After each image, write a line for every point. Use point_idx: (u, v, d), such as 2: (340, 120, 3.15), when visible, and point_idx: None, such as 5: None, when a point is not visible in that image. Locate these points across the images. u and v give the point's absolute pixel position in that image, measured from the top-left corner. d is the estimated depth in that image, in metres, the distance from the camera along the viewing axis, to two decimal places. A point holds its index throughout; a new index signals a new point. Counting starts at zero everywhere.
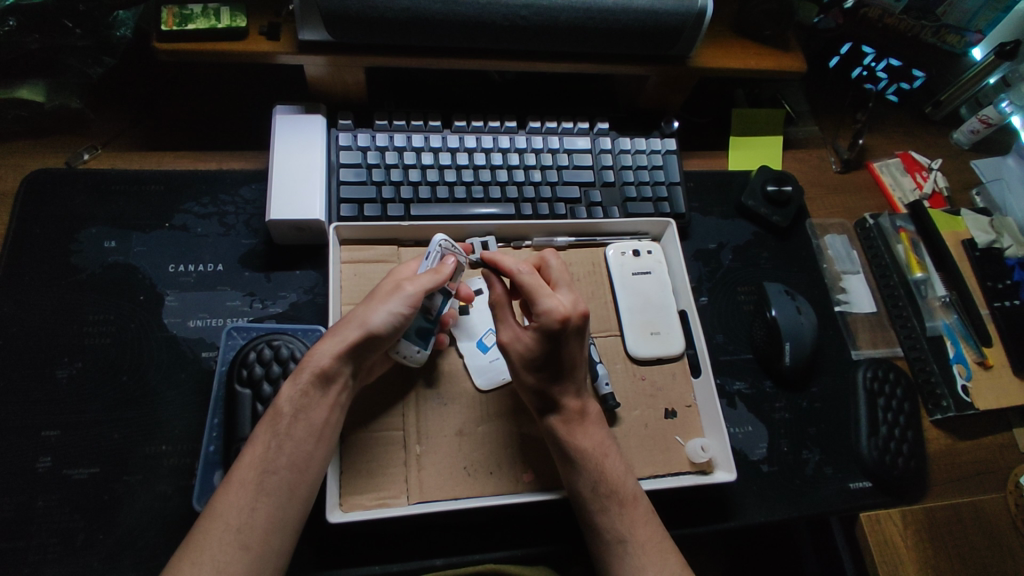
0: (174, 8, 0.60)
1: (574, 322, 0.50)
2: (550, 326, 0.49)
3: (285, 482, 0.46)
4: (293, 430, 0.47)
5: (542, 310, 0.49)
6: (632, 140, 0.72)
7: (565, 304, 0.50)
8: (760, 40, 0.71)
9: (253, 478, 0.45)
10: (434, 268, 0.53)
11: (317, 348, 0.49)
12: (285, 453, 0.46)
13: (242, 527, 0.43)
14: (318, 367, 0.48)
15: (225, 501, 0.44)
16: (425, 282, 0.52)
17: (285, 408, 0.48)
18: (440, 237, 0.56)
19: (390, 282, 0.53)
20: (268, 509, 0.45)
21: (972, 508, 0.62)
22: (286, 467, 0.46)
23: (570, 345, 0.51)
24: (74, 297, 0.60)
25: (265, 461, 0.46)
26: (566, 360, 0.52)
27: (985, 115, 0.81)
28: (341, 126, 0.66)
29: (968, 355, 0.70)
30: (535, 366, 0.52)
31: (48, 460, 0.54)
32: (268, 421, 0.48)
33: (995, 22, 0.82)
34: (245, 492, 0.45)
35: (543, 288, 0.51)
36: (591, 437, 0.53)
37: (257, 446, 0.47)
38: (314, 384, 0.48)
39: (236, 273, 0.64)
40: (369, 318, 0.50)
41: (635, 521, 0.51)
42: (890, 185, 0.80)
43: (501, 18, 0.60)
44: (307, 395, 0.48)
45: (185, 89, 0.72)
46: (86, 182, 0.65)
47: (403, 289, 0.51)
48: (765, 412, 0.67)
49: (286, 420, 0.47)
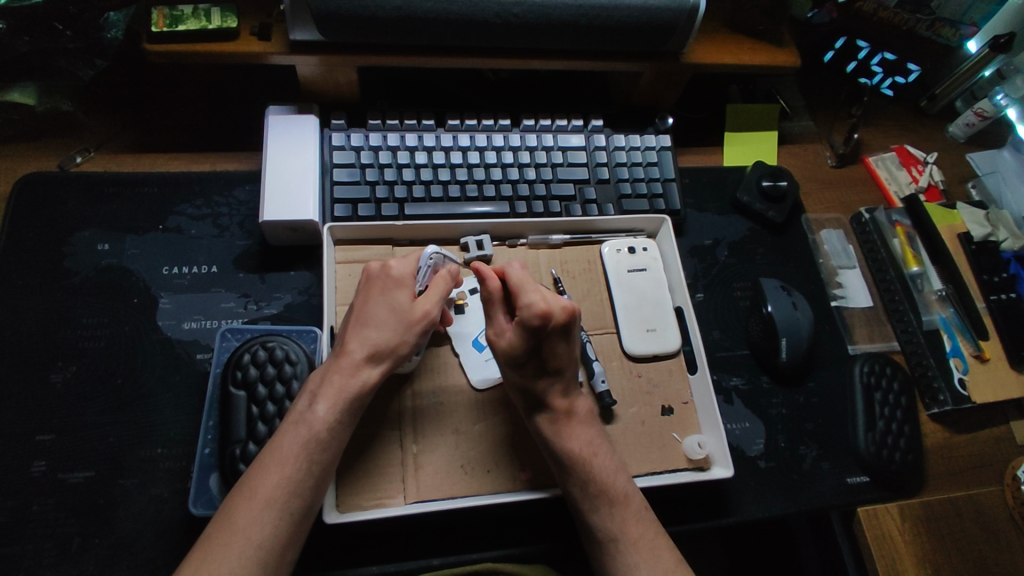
0: (165, 9, 0.59)
1: (560, 318, 0.51)
2: (531, 322, 0.50)
3: (308, 502, 0.46)
4: (325, 455, 0.47)
5: (523, 304, 0.50)
6: (626, 137, 0.71)
7: (547, 301, 0.51)
8: (754, 34, 0.71)
9: (280, 498, 0.45)
10: (449, 282, 0.53)
11: (356, 376, 0.49)
12: (315, 476, 0.46)
13: (265, 543, 0.43)
14: (359, 396, 0.49)
15: (247, 516, 0.44)
16: (444, 304, 0.53)
17: (323, 434, 0.47)
18: (431, 251, 0.55)
19: (406, 298, 0.52)
20: (289, 525, 0.45)
21: (969, 501, 0.62)
22: (311, 489, 0.46)
23: (553, 343, 0.52)
24: (68, 301, 0.60)
25: (293, 481, 0.45)
26: (548, 357, 0.52)
27: (980, 108, 0.80)
28: (333, 126, 0.65)
29: (965, 348, 0.70)
30: (520, 362, 0.52)
31: (44, 465, 0.54)
32: (303, 442, 0.47)
33: (990, 15, 0.82)
34: (270, 510, 0.44)
35: (527, 284, 0.52)
36: (579, 437, 0.53)
37: (287, 466, 0.46)
38: (351, 412, 0.49)
39: (230, 275, 0.64)
40: (401, 347, 0.51)
41: (626, 521, 0.51)
42: (885, 179, 0.80)
43: (493, 17, 0.60)
44: (342, 422, 0.49)
45: (178, 91, 0.71)
46: (80, 185, 0.64)
47: (428, 312, 0.52)
48: (762, 408, 0.66)
49: (321, 445, 0.47)
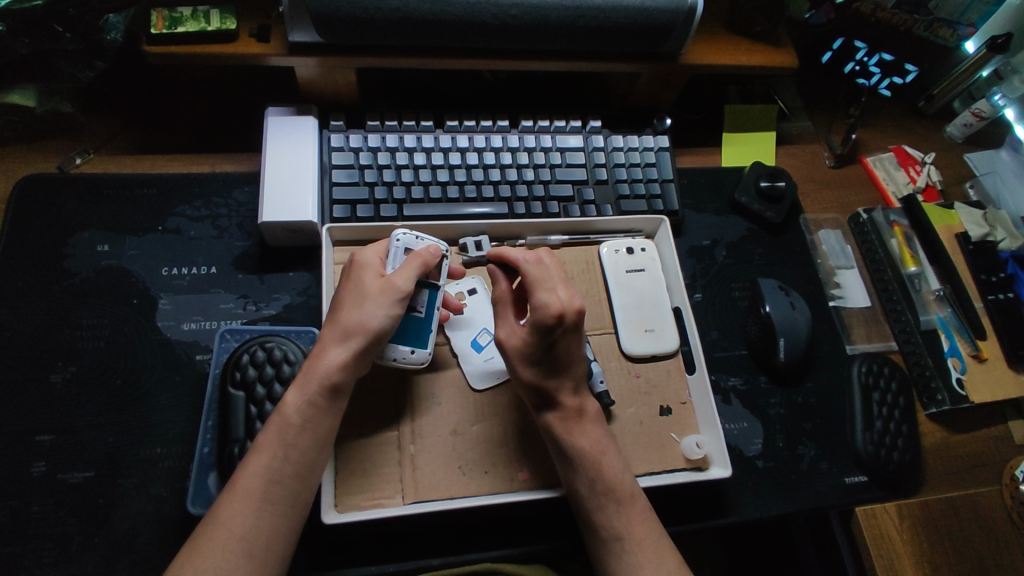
0: (164, 11, 0.59)
1: (570, 318, 0.51)
2: (544, 321, 0.50)
3: (290, 491, 0.46)
4: (301, 439, 0.47)
5: (537, 303, 0.50)
6: (624, 138, 0.72)
7: (559, 299, 0.51)
8: (752, 35, 0.71)
9: (258, 488, 0.45)
10: (417, 257, 0.53)
11: (324, 358, 0.49)
12: (291, 462, 0.46)
13: (247, 535, 0.43)
14: (327, 376, 0.48)
15: (229, 509, 0.44)
16: (412, 274, 0.52)
17: (292, 418, 0.47)
18: (399, 232, 0.55)
19: (373, 278, 0.52)
20: (272, 516, 0.45)
21: (967, 500, 0.62)
22: (290, 476, 0.46)
23: (566, 340, 0.52)
24: (68, 302, 0.60)
25: (270, 470, 0.46)
26: (561, 355, 0.52)
27: (977, 109, 0.80)
28: (331, 127, 0.66)
29: (963, 348, 0.70)
30: (531, 360, 0.53)
31: (43, 465, 0.54)
32: (275, 430, 0.47)
33: (987, 15, 0.82)
34: (249, 501, 0.45)
35: (544, 283, 0.52)
36: (587, 436, 0.53)
37: (263, 456, 0.46)
38: (322, 394, 0.48)
39: (230, 276, 0.64)
40: (368, 323, 0.50)
41: (631, 520, 0.51)
42: (883, 180, 0.80)
43: (491, 18, 0.60)
44: (314, 405, 0.48)
45: (178, 93, 0.72)
46: (79, 187, 0.65)
47: (393, 286, 0.51)
48: (760, 408, 0.67)
49: (293, 430, 0.47)
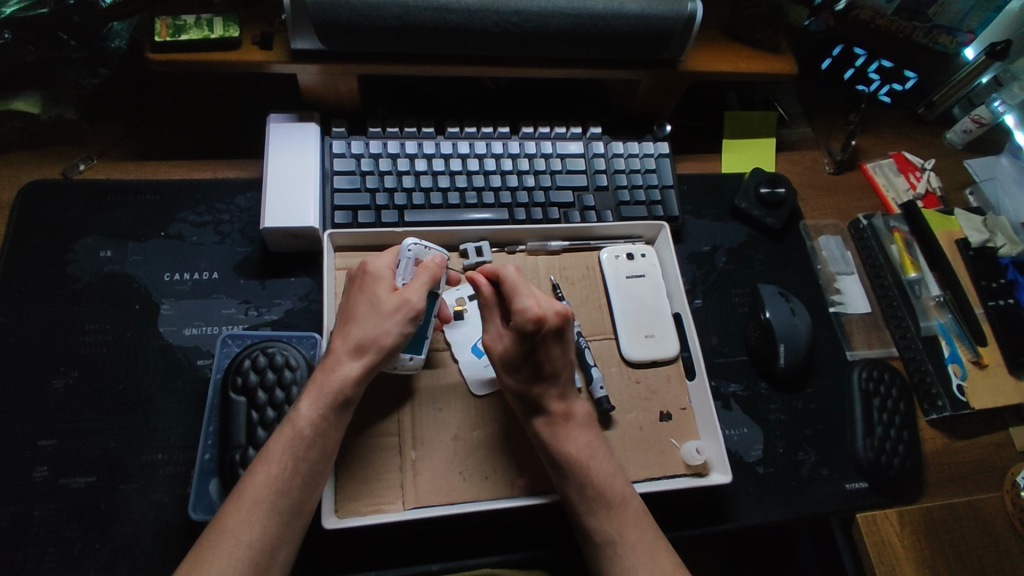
0: (168, 19, 0.60)
1: (551, 323, 0.51)
2: (524, 326, 0.50)
3: (297, 500, 0.46)
4: (311, 452, 0.47)
5: (517, 308, 0.51)
6: (624, 145, 0.72)
7: (541, 306, 0.51)
8: (751, 43, 0.72)
9: (267, 498, 0.45)
10: (431, 271, 0.53)
11: (337, 371, 0.49)
12: (301, 473, 0.46)
13: (253, 543, 0.43)
14: (340, 392, 0.49)
15: (236, 517, 0.44)
16: (424, 289, 0.52)
17: (305, 431, 0.47)
18: (409, 243, 0.55)
19: (386, 292, 0.52)
20: (279, 523, 0.45)
21: (968, 507, 0.62)
22: (298, 486, 0.46)
23: (548, 346, 0.52)
24: (71, 307, 0.61)
25: (279, 480, 0.46)
26: (545, 360, 0.53)
27: (977, 115, 0.81)
28: (334, 133, 0.66)
29: (963, 354, 0.70)
30: (515, 367, 0.53)
31: (45, 470, 0.55)
32: (286, 442, 0.47)
33: (986, 22, 0.83)
34: (257, 509, 0.45)
35: (522, 288, 0.53)
36: (576, 440, 0.53)
37: (273, 466, 0.46)
38: (333, 408, 0.49)
39: (232, 282, 0.64)
40: (383, 338, 0.50)
41: (624, 524, 0.51)
42: (883, 186, 0.80)
43: (492, 25, 0.60)
44: (326, 419, 0.48)
45: (182, 100, 0.72)
46: (83, 192, 0.65)
47: (408, 301, 0.51)
48: (761, 414, 0.67)
49: (305, 443, 0.47)
